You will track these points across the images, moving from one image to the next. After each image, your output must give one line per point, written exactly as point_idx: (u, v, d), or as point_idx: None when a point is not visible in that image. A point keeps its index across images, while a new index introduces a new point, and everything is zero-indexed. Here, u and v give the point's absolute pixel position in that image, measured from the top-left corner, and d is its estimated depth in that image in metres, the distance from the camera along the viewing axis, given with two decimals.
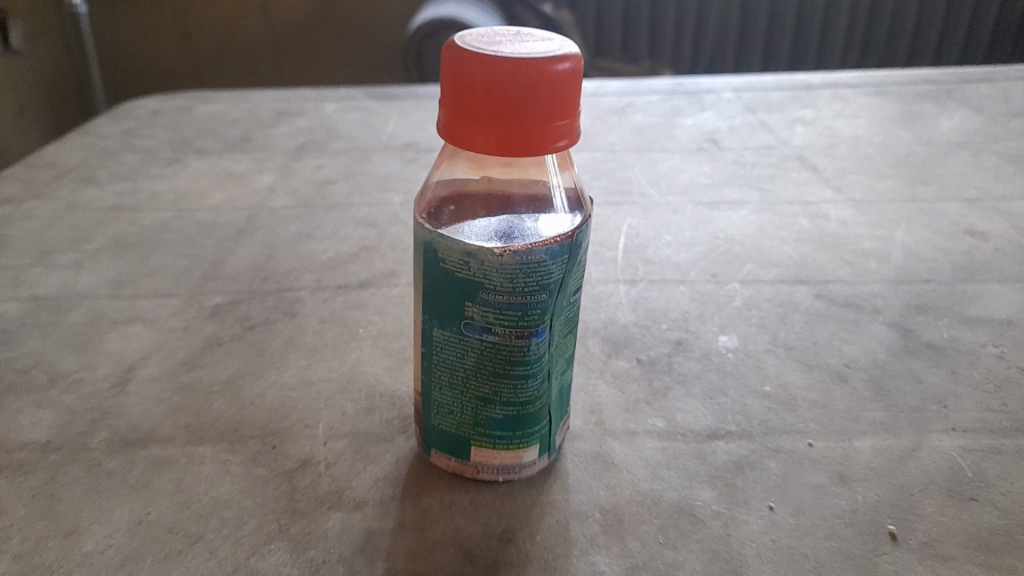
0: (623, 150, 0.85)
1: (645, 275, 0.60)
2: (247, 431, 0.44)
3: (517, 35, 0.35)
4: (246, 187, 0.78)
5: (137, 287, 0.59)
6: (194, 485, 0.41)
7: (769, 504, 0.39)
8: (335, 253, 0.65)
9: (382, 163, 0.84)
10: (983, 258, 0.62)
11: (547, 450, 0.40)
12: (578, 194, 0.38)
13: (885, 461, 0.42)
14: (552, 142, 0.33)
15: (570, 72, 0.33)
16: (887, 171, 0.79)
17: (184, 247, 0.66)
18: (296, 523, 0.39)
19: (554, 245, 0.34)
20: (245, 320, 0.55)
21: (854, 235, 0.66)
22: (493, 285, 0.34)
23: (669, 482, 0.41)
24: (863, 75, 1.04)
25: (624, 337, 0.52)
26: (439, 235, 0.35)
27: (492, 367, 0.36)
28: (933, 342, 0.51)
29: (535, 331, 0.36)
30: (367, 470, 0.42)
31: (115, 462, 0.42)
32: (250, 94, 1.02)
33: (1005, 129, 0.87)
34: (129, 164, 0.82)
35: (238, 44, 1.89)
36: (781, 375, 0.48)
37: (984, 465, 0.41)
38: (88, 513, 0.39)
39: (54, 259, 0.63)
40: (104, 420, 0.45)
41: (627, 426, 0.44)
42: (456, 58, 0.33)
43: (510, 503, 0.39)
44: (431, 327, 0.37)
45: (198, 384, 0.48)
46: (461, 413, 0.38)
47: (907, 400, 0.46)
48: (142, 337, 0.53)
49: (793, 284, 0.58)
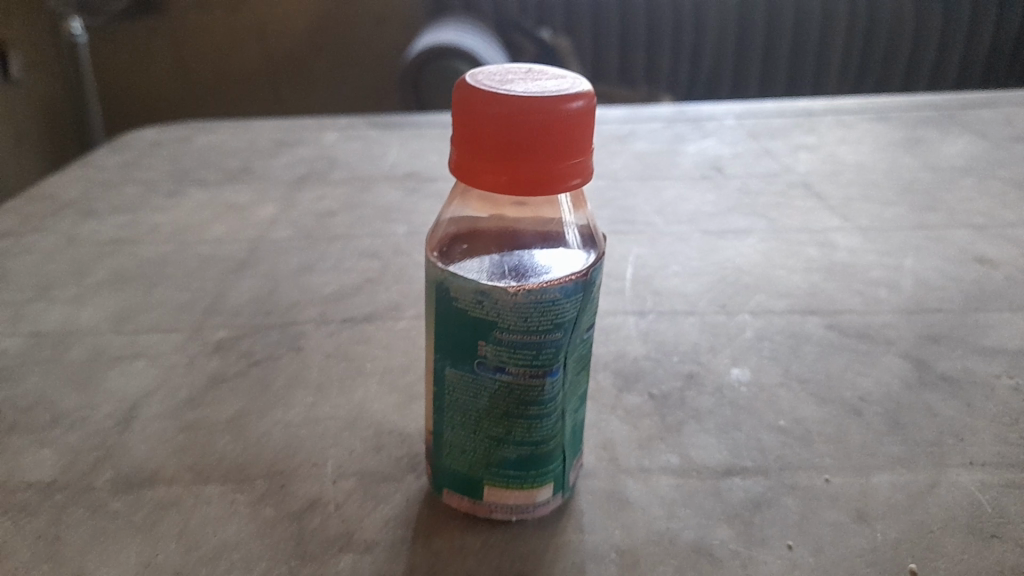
0: (627, 179, 0.85)
1: (653, 307, 0.59)
2: (253, 471, 0.44)
3: (529, 73, 0.35)
4: (249, 219, 0.77)
5: (140, 322, 0.59)
6: (200, 527, 0.40)
7: (788, 543, 0.38)
8: (340, 285, 0.65)
9: (385, 194, 0.84)
10: (993, 286, 0.61)
11: (560, 489, 0.40)
12: (591, 232, 0.37)
13: (904, 498, 0.41)
14: (565, 180, 0.33)
15: (584, 110, 0.33)
16: (892, 198, 0.79)
17: (187, 280, 0.65)
18: (304, 567, 0.38)
19: (568, 283, 0.34)
20: (250, 356, 0.54)
21: (863, 263, 0.66)
22: (507, 324, 0.34)
23: (685, 521, 0.40)
24: (865, 101, 1.05)
25: (635, 370, 0.51)
26: (452, 274, 0.34)
27: (505, 407, 0.36)
28: (947, 373, 0.51)
29: (549, 370, 0.35)
30: (377, 511, 0.41)
31: (119, 503, 0.41)
32: (251, 124, 1.02)
33: (1008, 155, 0.87)
34: (131, 196, 0.82)
35: (237, 73, 1.91)
36: (795, 409, 0.48)
37: (1004, 500, 0.41)
38: (93, 557, 0.38)
39: (55, 294, 0.63)
40: (108, 460, 0.45)
41: (640, 463, 0.44)
42: (468, 96, 0.33)
43: (524, 544, 0.39)
44: (443, 366, 0.36)
45: (203, 422, 0.48)
46: (474, 453, 0.37)
47: (924, 434, 0.45)
48: (146, 373, 0.53)
49: (803, 315, 0.58)
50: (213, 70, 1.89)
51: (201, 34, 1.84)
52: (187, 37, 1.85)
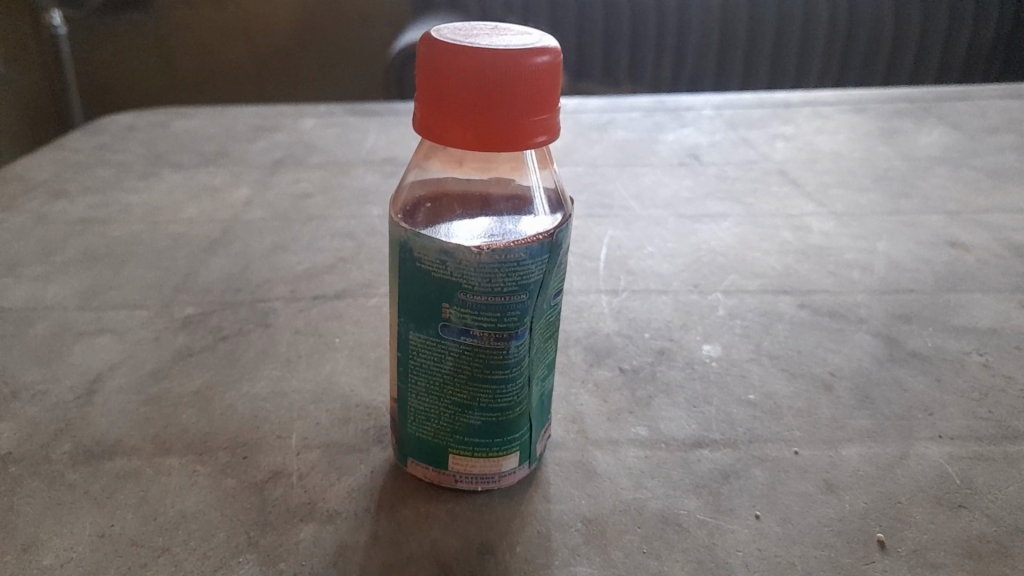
0: (605, 165, 0.85)
1: (627, 286, 0.59)
2: (216, 443, 0.43)
3: (494, 29, 0.34)
4: (222, 201, 0.76)
5: (107, 299, 0.58)
6: (160, 497, 0.39)
7: (756, 513, 0.38)
8: (312, 265, 0.64)
9: (362, 178, 0.83)
10: (965, 269, 0.62)
11: (527, 458, 0.39)
12: (558, 195, 0.37)
13: (872, 469, 0.41)
14: (531, 137, 0.33)
15: (549, 66, 0.32)
16: (867, 186, 0.79)
17: (157, 259, 0.64)
18: (265, 536, 0.37)
19: (533, 244, 0.33)
20: (218, 331, 0.54)
21: (837, 247, 0.66)
22: (470, 285, 0.33)
23: (652, 491, 0.39)
24: (842, 93, 1.05)
25: (606, 346, 0.51)
26: (415, 235, 0.33)
27: (470, 371, 0.35)
28: (918, 351, 0.51)
29: (515, 334, 0.35)
30: (341, 481, 0.40)
31: (77, 474, 0.41)
32: (227, 109, 1.01)
33: (982, 145, 0.88)
34: (103, 177, 0.81)
35: (218, 64, 1.89)
36: (765, 384, 0.47)
37: (972, 471, 0.41)
38: (48, 526, 0.37)
39: (20, 271, 0.61)
40: (68, 432, 0.44)
41: (610, 435, 0.43)
42: (432, 48, 0.32)
43: (489, 514, 0.38)
44: (406, 330, 0.36)
45: (167, 395, 0.47)
46: (438, 420, 0.37)
47: (893, 408, 0.45)
48: (111, 348, 0.52)
49: (776, 294, 0.58)
50: (196, 62, 1.88)
51: (182, 25, 1.82)
52: (167, 28, 1.82)
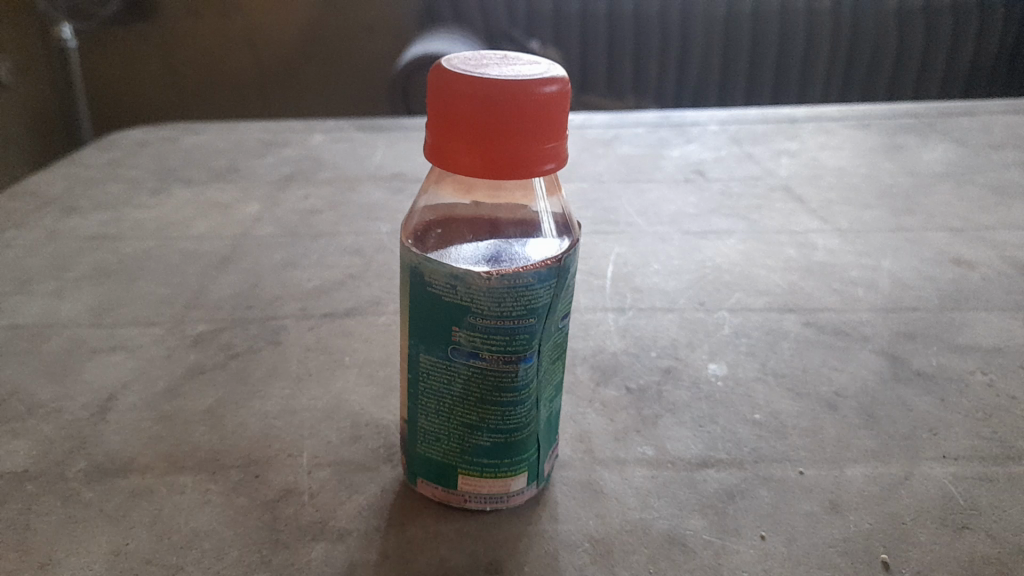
0: (610, 181, 0.85)
1: (633, 303, 0.60)
2: (228, 461, 0.43)
3: (504, 59, 0.35)
4: (232, 217, 0.77)
5: (120, 316, 0.59)
6: (173, 515, 0.40)
7: (761, 533, 0.38)
8: (321, 281, 0.65)
9: (370, 193, 0.84)
10: (970, 286, 0.62)
11: (535, 478, 0.40)
12: (566, 220, 0.37)
13: (876, 489, 0.41)
14: (539, 164, 0.33)
15: (557, 95, 0.33)
16: (871, 202, 0.80)
17: (168, 276, 0.65)
18: (277, 554, 0.38)
19: (542, 269, 0.34)
20: (229, 348, 0.54)
21: (841, 264, 0.66)
22: (480, 309, 0.34)
23: (658, 511, 0.40)
24: (847, 108, 1.06)
25: (612, 365, 0.52)
26: (426, 259, 0.34)
27: (479, 393, 0.36)
28: (922, 369, 0.51)
29: (523, 356, 0.35)
30: (351, 500, 0.41)
31: (91, 492, 0.41)
32: (237, 124, 1.02)
33: (986, 161, 0.88)
34: (114, 193, 0.82)
35: (227, 77, 1.90)
36: (770, 403, 0.48)
37: (976, 492, 0.41)
38: (63, 544, 0.38)
39: (34, 288, 0.62)
40: (82, 450, 0.44)
41: (617, 454, 0.44)
42: (443, 78, 0.33)
43: (498, 533, 0.39)
44: (417, 352, 0.36)
45: (180, 413, 0.47)
46: (448, 441, 0.37)
47: (897, 428, 0.46)
48: (124, 365, 0.52)
49: (781, 312, 0.58)
50: (205, 75, 1.89)
51: (191, 38, 1.84)
52: (176, 41, 1.84)
